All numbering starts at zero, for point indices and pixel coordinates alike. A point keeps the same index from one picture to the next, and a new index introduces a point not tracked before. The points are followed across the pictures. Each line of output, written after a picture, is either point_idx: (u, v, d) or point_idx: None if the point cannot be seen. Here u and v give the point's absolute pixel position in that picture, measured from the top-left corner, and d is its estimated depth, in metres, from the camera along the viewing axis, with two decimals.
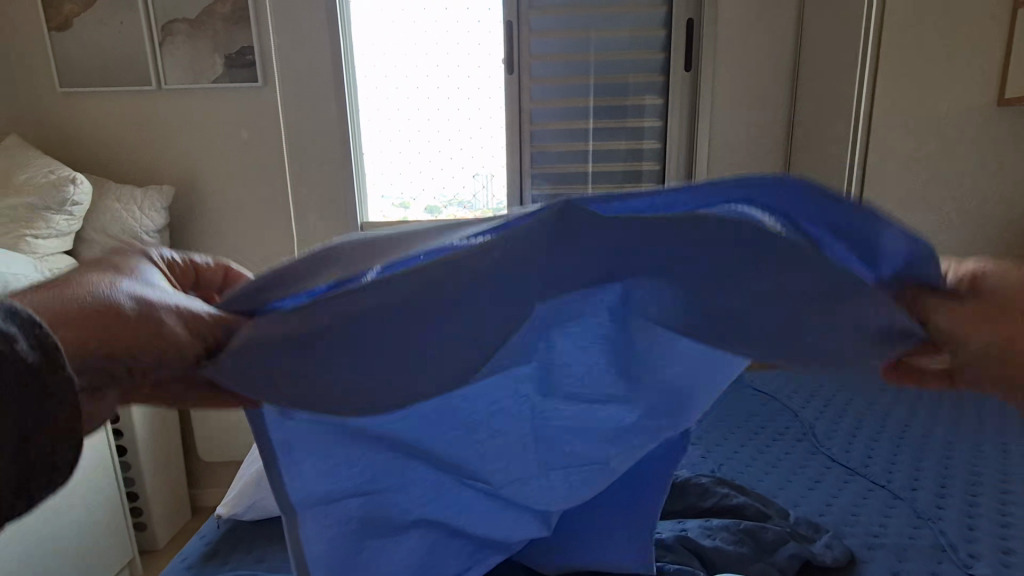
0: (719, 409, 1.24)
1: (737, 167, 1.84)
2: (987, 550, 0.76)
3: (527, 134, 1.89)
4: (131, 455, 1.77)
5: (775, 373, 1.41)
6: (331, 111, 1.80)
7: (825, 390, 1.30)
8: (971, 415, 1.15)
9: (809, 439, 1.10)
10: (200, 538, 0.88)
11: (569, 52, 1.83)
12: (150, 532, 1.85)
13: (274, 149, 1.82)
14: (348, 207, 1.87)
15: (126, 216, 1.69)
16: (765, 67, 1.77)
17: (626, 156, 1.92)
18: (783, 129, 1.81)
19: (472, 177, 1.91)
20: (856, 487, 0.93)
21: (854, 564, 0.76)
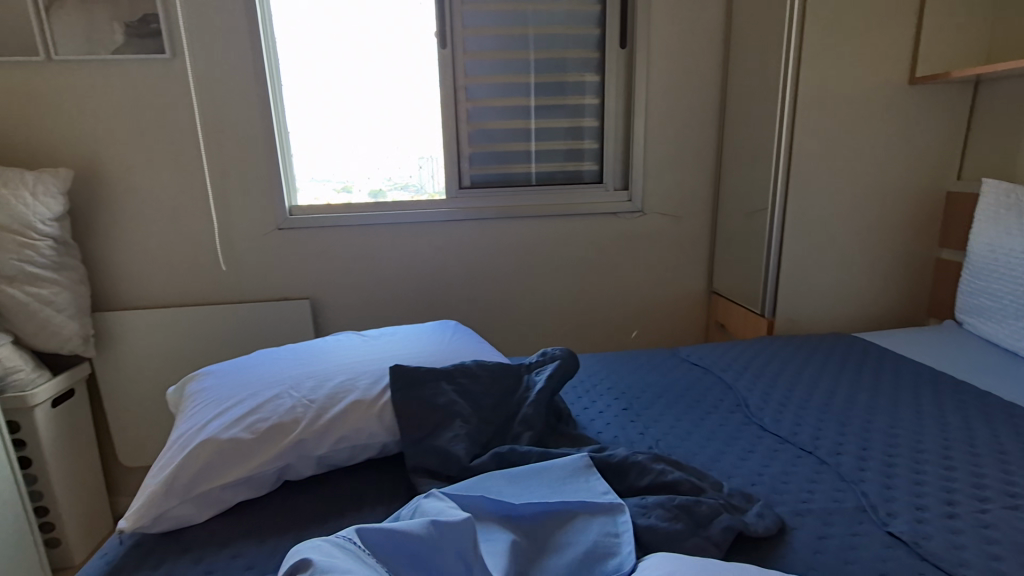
0: (657, 385, 1.25)
1: (674, 145, 1.85)
2: (904, 509, 0.80)
3: (463, 112, 1.81)
4: (37, 467, 1.61)
5: (711, 348, 1.44)
6: (250, 86, 1.67)
7: (756, 362, 1.34)
8: (888, 379, 1.22)
9: (742, 410, 1.12)
10: (102, 556, 0.80)
11: (505, 27, 1.77)
12: (63, 549, 1.69)
13: (188, 127, 1.68)
14: (273, 190, 1.74)
15: (16, 203, 1.51)
16: (698, 45, 1.78)
17: (569, 135, 1.89)
18: (715, 107, 1.84)
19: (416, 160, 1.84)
20: (785, 455, 0.96)
21: (785, 531, 0.77)
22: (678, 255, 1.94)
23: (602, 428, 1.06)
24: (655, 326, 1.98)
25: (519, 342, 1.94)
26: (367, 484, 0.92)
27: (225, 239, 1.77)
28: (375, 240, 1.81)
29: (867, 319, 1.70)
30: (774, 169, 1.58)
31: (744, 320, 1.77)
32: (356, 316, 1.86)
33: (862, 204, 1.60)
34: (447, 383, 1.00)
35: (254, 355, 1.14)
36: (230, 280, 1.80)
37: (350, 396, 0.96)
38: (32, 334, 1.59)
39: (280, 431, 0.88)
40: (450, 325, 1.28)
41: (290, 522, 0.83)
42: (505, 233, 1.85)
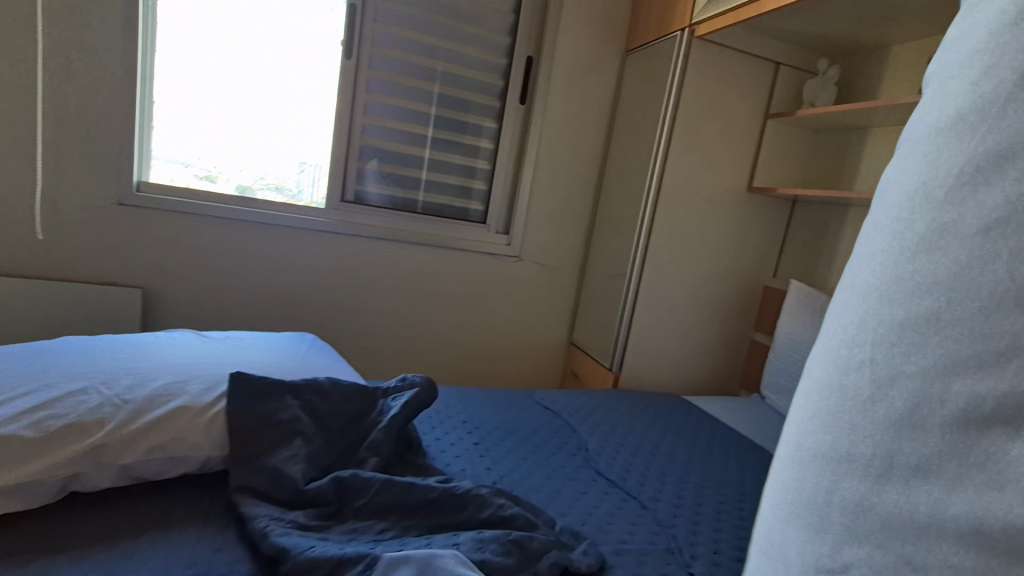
0: (509, 423, 1.28)
1: (555, 201, 1.99)
2: (703, 552, 0.90)
3: (357, 127, 1.78)
4: None
5: (562, 394, 1.53)
6: (116, 40, 1.48)
7: (600, 412, 1.44)
8: (704, 437, 1.39)
9: (582, 454, 1.19)
10: None
11: (413, 55, 1.80)
12: None
13: (22, 66, 1.42)
14: (122, 160, 1.53)
15: None
16: (587, 118, 1.96)
17: (462, 171, 1.95)
18: (594, 177, 2.02)
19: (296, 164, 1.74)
20: (614, 498, 1.03)
21: (604, 569, 0.83)
22: (544, 303, 2.04)
23: (450, 460, 1.06)
24: (514, 368, 2.05)
25: (377, 367, 1.88)
26: (178, 501, 0.81)
27: (46, 203, 1.50)
28: (238, 237, 1.66)
29: (694, 383, 1.93)
30: (636, 240, 1.77)
31: (594, 372, 1.91)
32: (198, 316, 1.67)
33: (701, 284, 1.84)
34: (293, 399, 0.94)
35: (63, 341, 0.97)
36: (41, 252, 1.52)
37: (175, 400, 0.85)
38: None
39: (76, 431, 0.76)
40: (308, 338, 1.20)
41: (64, 542, 0.70)
42: (382, 255, 1.81)
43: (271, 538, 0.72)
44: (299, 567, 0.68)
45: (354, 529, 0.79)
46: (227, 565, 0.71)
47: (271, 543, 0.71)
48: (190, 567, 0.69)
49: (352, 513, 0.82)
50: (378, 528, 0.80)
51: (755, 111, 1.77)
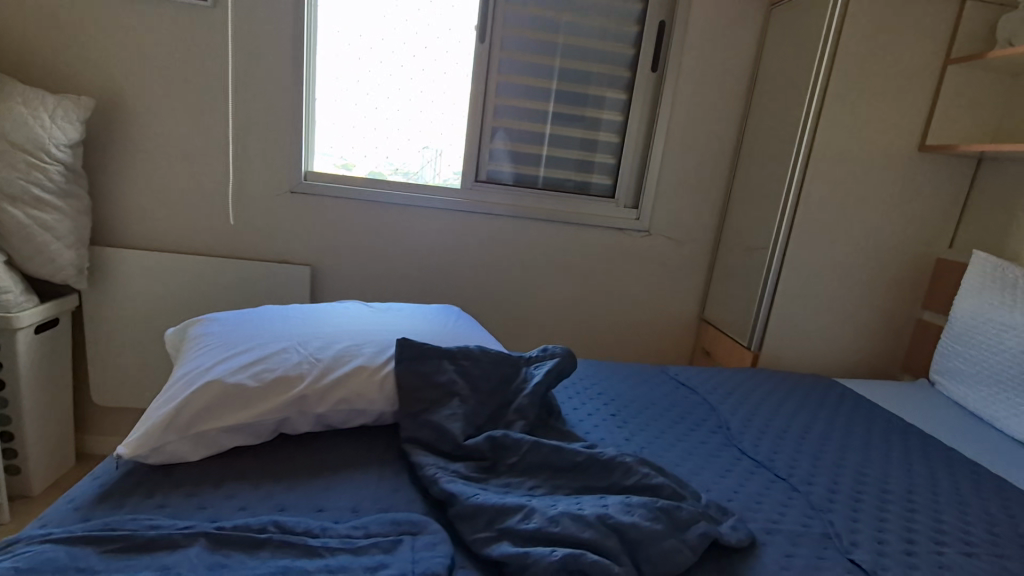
0: (644, 397, 1.29)
1: (687, 173, 1.91)
2: (866, 541, 0.85)
3: (490, 108, 1.84)
4: (11, 390, 1.60)
5: (697, 371, 1.49)
6: (286, 46, 1.68)
7: (740, 391, 1.39)
8: (862, 423, 1.28)
9: (723, 432, 1.17)
10: (96, 479, 0.81)
11: (541, 31, 1.81)
12: (24, 476, 1.68)
13: (218, 77, 1.68)
14: (293, 153, 1.75)
15: (33, 124, 1.51)
16: (724, 81, 1.85)
17: (582, 145, 1.93)
18: (730, 143, 1.90)
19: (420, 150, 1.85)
20: (761, 478, 1.00)
21: (754, 545, 0.82)
22: (675, 279, 1.99)
23: (589, 429, 1.10)
24: (642, 344, 2.03)
25: (508, 340, 1.97)
26: (360, 447, 0.94)
27: (237, 193, 1.77)
28: (387, 218, 1.83)
29: (846, 366, 1.77)
30: (780, 210, 1.65)
31: (729, 350, 1.84)
32: (355, 289, 1.88)
33: (857, 257, 1.67)
34: (449, 363, 1.03)
35: (262, 309, 1.15)
36: (235, 235, 1.80)
37: (355, 360, 0.98)
38: (26, 256, 1.59)
39: (284, 383, 0.91)
40: (454, 311, 1.30)
41: (281, 473, 0.85)
42: (513, 232, 1.88)
43: (440, 484, 0.81)
44: (466, 512, 0.76)
45: (508, 484, 0.86)
46: (405, 503, 0.81)
47: (441, 489, 0.80)
48: (376, 502, 0.81)
49: (506, 469, 0.89)
50: (530, 485, 0.86)
51: (931, 57, 1.54)
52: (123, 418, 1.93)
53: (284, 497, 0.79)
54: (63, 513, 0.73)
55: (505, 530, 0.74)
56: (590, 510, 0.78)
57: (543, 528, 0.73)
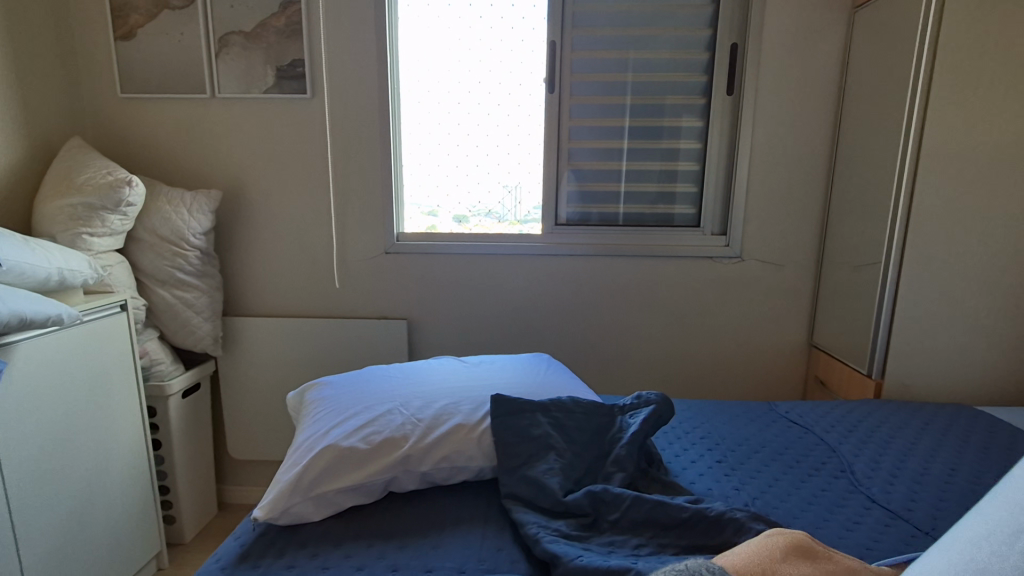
0: (753, 439, 1.21)
1: (777, 192, 1.81)
2: None
3: (564, 152, 1.89)
4: (165, 449, 1.84)
5: (811, 407, 1.38)
6: (374, 123, 1.84)
7: (864, 427, 1.26)
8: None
9: (847, 477, 1.06)
10: (236, 539, 0.90)
11: (608, 73, 1.83)
12: (178, 525, 1.91)
13: (319, 157, 1.87)
14: (385, 218, 1.90)
15: (175, 218, 1.77)
16: (808, 94, 1.75)
17: (662, 177, 1.90)
18: (824, 157, 1.79)
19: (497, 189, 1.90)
20: (899, 532, 0.90)
21: None
22: (776, 304, 1.87)
23: (694, 478, 1.05)
24: (746, 376, 1.92)
25: (602, 379, 1.94)
26: (463, 504, 0.97)
27: (340, 259, 1.94)
28: (474, 269, 1.91)
29: (997, 391, 1.54)
30: (890, 223, 1.51)
31: (848, 379, 1.68)
32: (449, 339, 1.96)
33: (994, 266, 1.47)
34: (543, 416, 1.04)
35: (368, 371, 1.24)
36: (340, 298, 1.96)
37: (454, 419, 1.03)
38: (174, 331, 1.85)
39: (390, 443, 0.97)
40: (544, 359, 1.32)
41: (392, 532, 0.90)
42: (598, 271, 1.88)
43: (542, 544, 0.81)
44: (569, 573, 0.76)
45: (612, 542, 0.84)
46: (509, 564, 0.82)
47: (544, 549, 0.80)
48: (481, 563, 0.83)
49: (609, 526, 0.87)
50: (635, 544, 0.84)
51: None
52: (255, 470, 2.13)
53: (396, 557, 0.84)
54: (212, 573, 0.82)
55: None
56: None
57: None
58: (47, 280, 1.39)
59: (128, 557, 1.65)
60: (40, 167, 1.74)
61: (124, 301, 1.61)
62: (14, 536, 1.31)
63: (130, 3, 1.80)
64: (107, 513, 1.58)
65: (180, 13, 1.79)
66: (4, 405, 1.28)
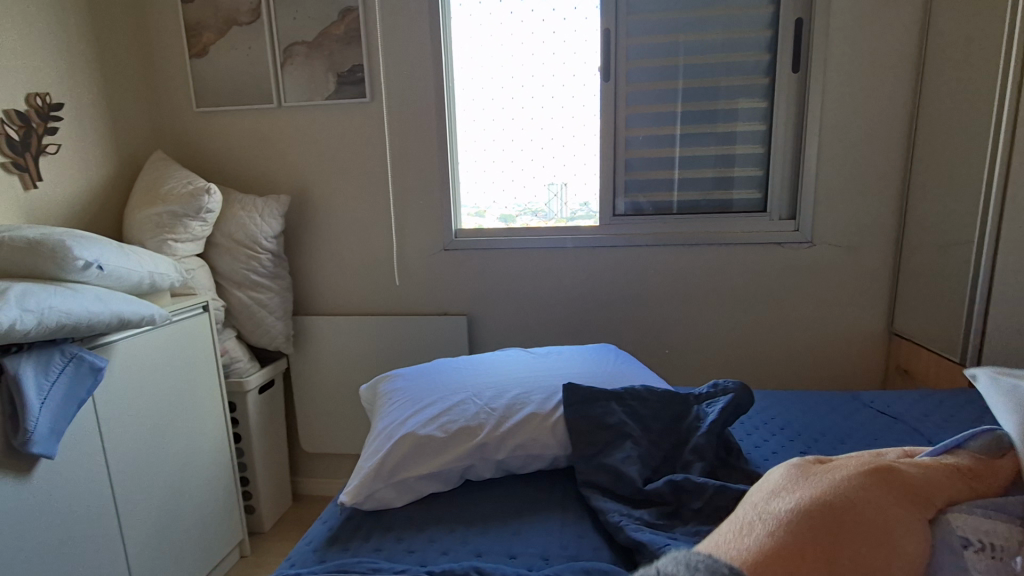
0: (838, 429, 1.15)
1: (851, 172, 1.72)
2: None
3: (621, 141, 1.85)
4: (245, 442, 1.94)
5: (900, 396, 1.30)
6: (431, 122, 1.87)
7: (963, 416, 1.17)
8: None
9: None
10: (324, 523, 0.94)
11: (663, 58, 1.79)
12: (258, 514, 2.01)
13: (379, 159, 1.93)
14: (444, 215, 1.93)
15: (248, 223, 1.86)
16: (882, 65, 1.65)
17: (719, 162, 1.84)
18: (902, 132, 1.68)
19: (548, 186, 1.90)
20: None
21: None
22: (851, 290, 1.77)
23: (778, 468, 1.00)
24: (820, 366, 1.83)
25: (667, 372, 1.90)
26: (540, 492, 0.98)
27: (402, 257, 1.98)
28: (531, 263, 1.91)
29: None
30: (985, 198, 1.40)
31: (936, 367, 1.58)
32: (509, 334, 1.97)
33: None
34: (617, 405, 1.02)
35: (438, 362, 1.26)
36: (402, 294, 2.01)
37: (527, 408, 1.03)
38: (249, 330, 1.95)
39: (467, 432, 0.98)
40: (611, 349, 1.31)
41: (474, 518, 0.91)
42: (658, 261, 1.84)
43: (626, 532, 0.80)
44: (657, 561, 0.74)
45: (697, 532, 0.82)
46: (592, 552, 0.82)
47: (628, 537, 0.79)
48: (564, 549, 0.83)
49: (692, 515, 0.85)
50: None
51: None
52: (325, 463, 2.21)
53: (479, 543, 0.85)
54: (305, 554, 0.86)
55: None
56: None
57: None
58: (140, 284, 1.49)
59: (216, 542, 1.76)
60: (129, 180, 1.88)
61: (207, 302, 1.71)
62: (118, 519, 1.42)
63: (203, 22, 1.91)
64: (197, 500, 1.69)
65: (248, 28, 1.89)
66: (107, 399, 1.39)
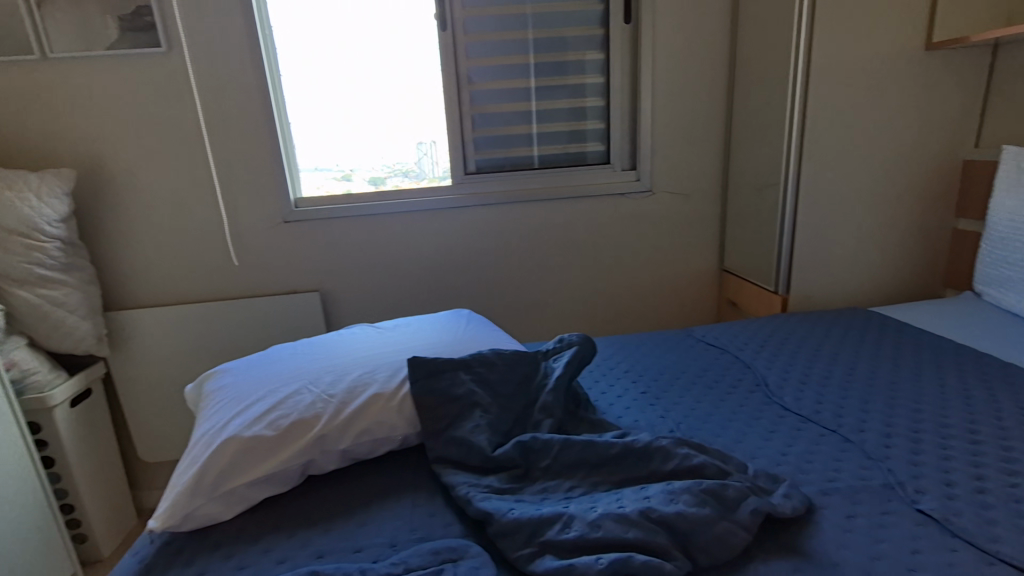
0: (674, 366, 1.24)
1: (681, 123, 1.82)
2: (932, 486, 0.80)
3: (465, 96, 1.77)
4: (59, 466, 1.65)
5: (726, 328, 1.43)
6: (249, 76, 1.63)
7: (774, 341, 1.33)
8: (906, 354, 1.21)
9: (762, 390, 1.11)
10: (135, 555, 0.80)
11: (502, 6, 1.71)
12: (91, 542, 1.74)
13: (190, 121, 1.65)
14: (278, 184, 1.73)
15: (21, 205, 1.51)
16: (702, 18, 1.73)
17: (570, 115, 1.85)
18: (721, 82, 1.80)
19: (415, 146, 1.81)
20: (810, 433, 0.95)
21: (812, 511, 0.77)
22: (687, 234, 1.91)
23: (621, 412, 1.05)
24: (665, 306, 1.98)
25: (530, 327, 1.93)
26: (391, 474, 0.93)
27: (233, 234, 1.76)
28: (382, 230, 1.79)
29: (880, 293, 1.69)
30: (787, 144, 1.55)
31: (755, 297, 1.77)
32: (366, 306, 1.86)
33: (876, 174, 1.58)
34: (466, 373, 1.00)
35: (273, 349, 1.13)
36: (239, 275, 1.79)
37: (370, 388, 0.96)
38: (45, 335, 1.62)
39: (302, 425, 0.89)
40: (464, 313, 1.27)
41: (316, 517, 0.84)
42: (513, 218, 1.83)
43: (475, 503, 0.78)
44: (503, 529, 0.73)
45: (545, 489, 0.83)
46: (443, 528, 0.79)
47: (477, 508, 0.77)
48: (413, 532, 0.79)
49: (541, 473, 0.86)
50: (568, 487, 0.83)
51: None
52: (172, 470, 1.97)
53: (320, 543, 0.78)
54: None
55: (547, 543, 0.70)
56: (632, 506, 0.74)
57: (585, 536, 0.70)
58: None
59: None
60: None
61: None
62: None
63: None
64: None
65: None
66: None
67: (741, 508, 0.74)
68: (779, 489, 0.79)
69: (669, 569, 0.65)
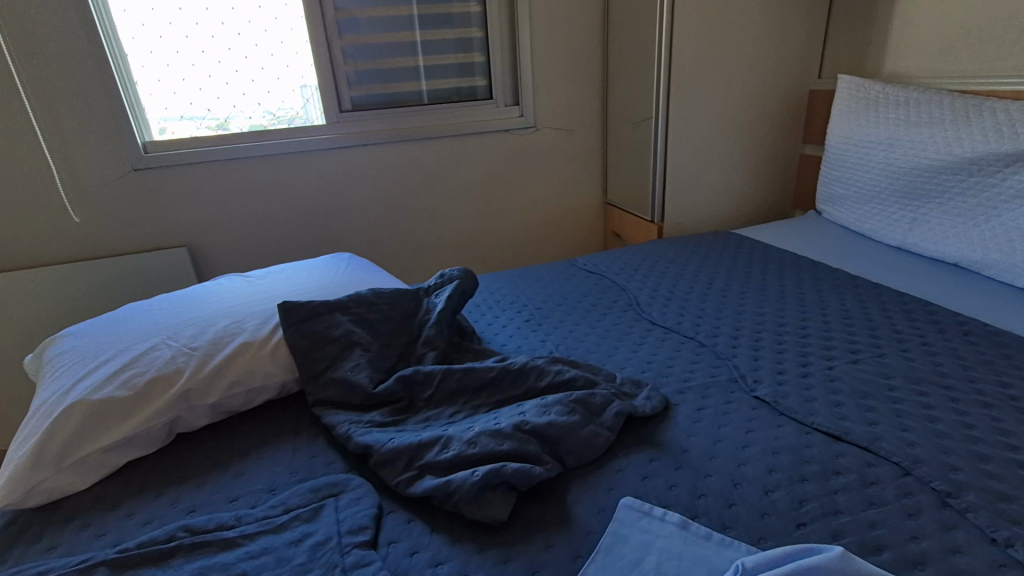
0: (557, 294, 1.29)
1: (561, 56, 1.81)
2: (767, 375, 0.91)
3: (331, 24, 1.63)
4: None
5: (606, 255, 1.50)
6: None
7: (647, 265, 1.42)
8: (757, 267, 1.35)
9: (633, 308, 1.20)
10: None
11: None
12: None
13: None
14: (119, 126, 1.51)
15: None
16: None
17: (457, 47, 1.79)
18: (598, 13, 1.80)
19: (297, 91, 1.67)
20: (672, 342, 1.05)
21: (669, 408, 0.86)
22: (571, 168, 1.96)
23: (505, 340, 1.09)
24: (553, 241, 2.03)
25: (421, 269, 1.91)
26: (269, 423, 0.90)
27: (69, 186, 1.53)
28: (251, 176, 1.65)
29: (741, 216, 1.86)
30: (657, 75, 1.60)
31: (634, 226, 1.87)
32: (242, 259, 1.73)
33: (736, 104, 1.69)
34: (343, 314, 0.97)
35: (126, 307, 1.03)
36: (83, 233, 1.58)
37: (238, 338, 0.91)
38: None
39: (162, 383, 0.83)
40: (343, 257, 1.22)
41: (186, 474, 0.80)
42: (396, 158, 1.76)
43: (355, 438, 0.79)
44: (383, 458, 0.74)
45: (428, 418, 0.85)
46: (325, 467, 0.79)
47: (357, 443, 0.78)
48: (293, 474, 0.78)
49: (424, 404, 0.87)
50: (450, 413, 0.85)
51: None
52: None
53: (191, 498, 0.75)
54: None
55: (425, 466, 0.73)
56: (507, 421, 0.77)
57: (462, 453, 0.72)
58: None
59: None
60: None
61: None
62: None
63: None
64: None
65: None
66: None
67: (605, 413, 0.80)
68: (641, 392, 0.87)
69: (538, 472, 0.70)
